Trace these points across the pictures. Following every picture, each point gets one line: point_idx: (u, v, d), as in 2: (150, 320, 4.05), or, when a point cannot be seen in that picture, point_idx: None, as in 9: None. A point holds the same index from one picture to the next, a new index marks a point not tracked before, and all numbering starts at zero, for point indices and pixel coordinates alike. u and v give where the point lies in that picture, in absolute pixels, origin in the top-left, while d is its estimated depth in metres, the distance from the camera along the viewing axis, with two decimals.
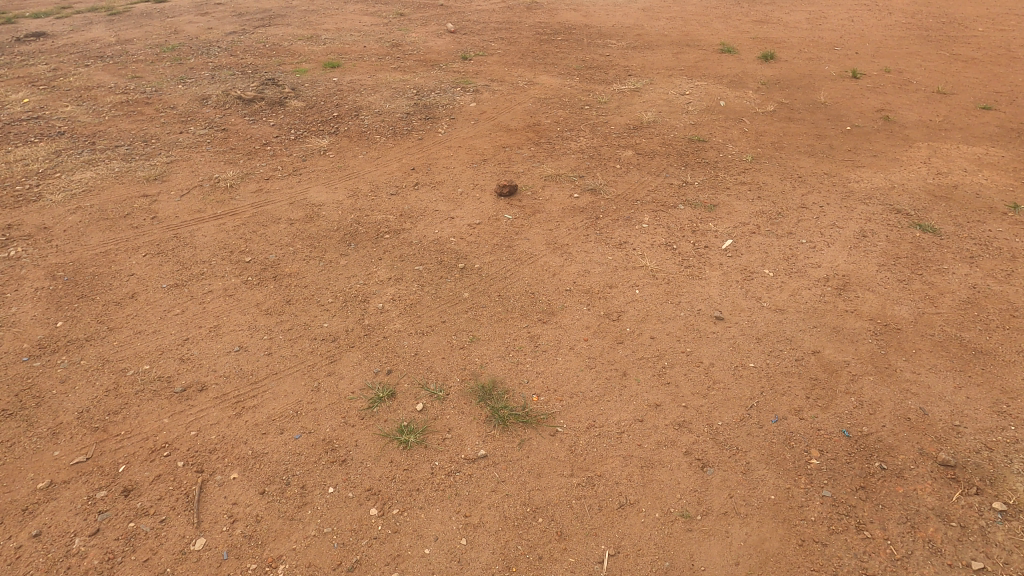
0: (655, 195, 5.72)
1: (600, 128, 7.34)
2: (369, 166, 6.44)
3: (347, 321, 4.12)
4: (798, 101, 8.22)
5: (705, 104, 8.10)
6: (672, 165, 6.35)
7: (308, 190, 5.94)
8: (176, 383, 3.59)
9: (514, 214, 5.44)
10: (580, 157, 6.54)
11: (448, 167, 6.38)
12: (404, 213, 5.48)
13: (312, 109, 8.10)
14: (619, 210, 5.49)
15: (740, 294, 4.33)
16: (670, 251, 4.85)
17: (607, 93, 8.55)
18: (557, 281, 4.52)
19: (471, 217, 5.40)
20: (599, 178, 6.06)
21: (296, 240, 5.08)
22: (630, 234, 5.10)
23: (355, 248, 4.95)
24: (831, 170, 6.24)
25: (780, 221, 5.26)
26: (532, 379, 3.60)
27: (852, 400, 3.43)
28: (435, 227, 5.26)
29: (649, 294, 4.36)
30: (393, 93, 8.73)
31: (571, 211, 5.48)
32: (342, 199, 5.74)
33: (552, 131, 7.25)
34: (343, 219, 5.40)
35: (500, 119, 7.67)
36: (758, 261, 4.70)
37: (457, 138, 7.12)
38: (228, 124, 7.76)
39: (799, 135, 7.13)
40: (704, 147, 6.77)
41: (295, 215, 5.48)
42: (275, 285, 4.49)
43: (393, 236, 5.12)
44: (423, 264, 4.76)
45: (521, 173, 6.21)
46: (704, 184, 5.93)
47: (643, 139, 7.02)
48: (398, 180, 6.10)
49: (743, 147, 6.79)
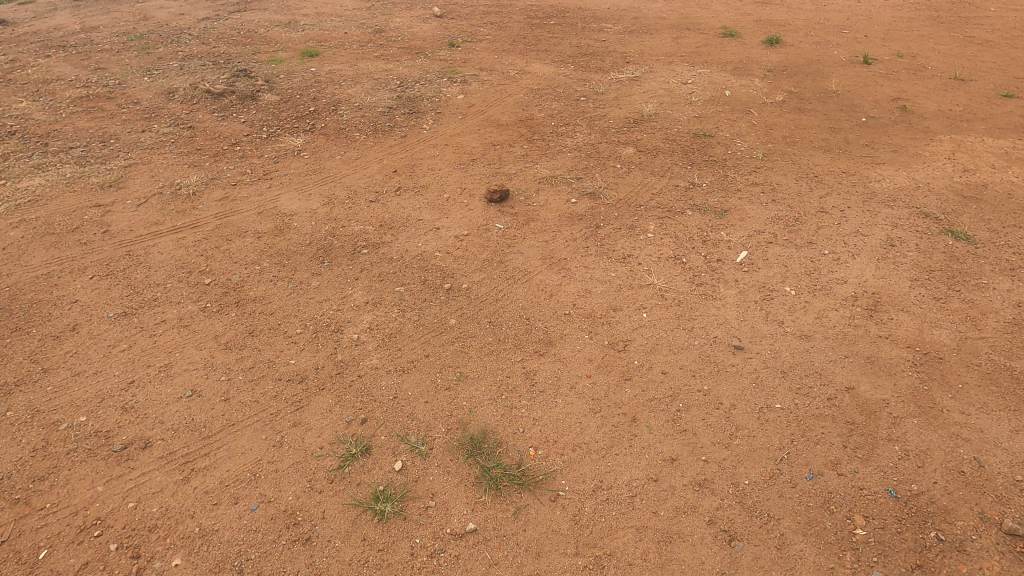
0: (660, 200, 5.23)
1: (597, 122, 6.80)
2: (347, 168, 5.90)
3: (317, 357, 3.63)
4: (808, 90, 7.69)
5: (710, 94, 7.57)
6: (676, 164, 5.85)
7: (279, 197, 5.39)
8: (114, 439, 3.09)
9: (506, 223, 4.94)
10: (576, 155, 6.02)
11: (433, 169, 5.85)
12: (384, 224, 4.96)
13: (287, 104, 7.50)
14: (621, 218, 4.99)
15: (760, 317, 3.87)
16: (679, 266, 4.37)
17: (604, 82, 7.99)
18: (554, 304, 4.04)
19: (459, 227, 4.89)
20: (598, 180, 5.55)
21: (262, 257, 4.56)
22: (634, 246, 4.61)
23: (328, 266, 4.44)
24: (849, 168, 5.76)
25: (798, 229, 4.78)
26: (528, 428, 3.14)
27: (896, 450, 2.99)
28: (418, 239, 4.75)
29: (657, 318, 3.89)
30: (375, 84, 8.14)
31: (569, 219, 4.98)
32: (316, 208, 5.21)
33: (546, 126, 6.72)
34: (316, 231, 4.88)
35: (490, 113, 7.11)
36: (777, 277, 4.23)
37: (443, 135, 6.57)
38: (195, 122, 7.16)
39: (811, 128, 6.63)
40: (711, 143, 6.26)
41: (262, 226, 4.95)
42: (237, 313, 3.98)
43: (372, 250, 4.61)
44: (404, 284, 4.26)
45: (513, 175, 5.69)
46: (713, 186, 5.43)
47: (644, 134, 6.49)
48: (378, 184, 5.57)
49: (752, 142, 6.29)
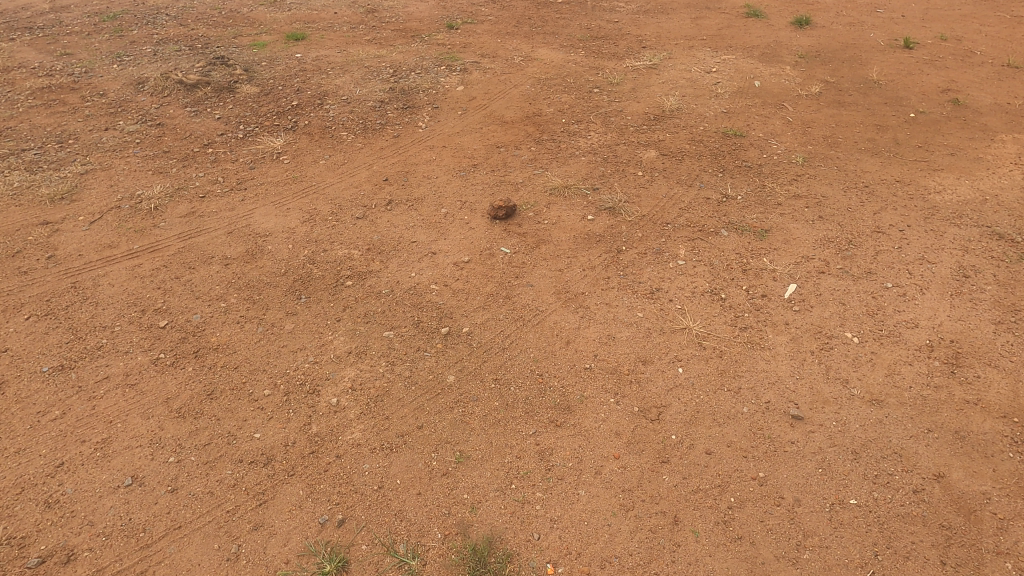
0: (690, 217, 4.55)
1: (613, 119, 6.07)
2: (331, 176, 5.21)
3: (287, 428, 3.00)
4: (846, 80, 6.93)
5: (737, 85, 6.81)
6: (705, 172, 5.16)
7: (252, 213, 4.72)
8: (31, 551, 2.51)
9: (513, 247, 4.28)
10: (591, 161, 5.32)
11: (429, 177, 5.16)
12: (372, 247, 4.30)
13: (267, 97, 6.76)
14: (646, 240, 4.32)
15: (820, 374, 3.22)
16: (717, 304, 3.72)
17: (619, 71, 7.21)
18: (572, 354, 3.40)
19: (459, 252, 4.23)
20: (617, 192, 4.86)
21: (230, 291, 3.91)
22: (662, 277, 3.95)
23: (305, 303, 3.80)
24: (904, 175, 5.05)
25: (853, 254, 4.12)
26: (545, 534, 2.54)
27: (1007, 568, 2.39)
28: (411, 267, 4.09)
29: (696, 374, 3.25)
30: (365, 72, 7.37)
31: (586, 241, 4.32)
32: (295, 226, 4.54)
33: (556, 124, 6.00)
34: (294, 257, 4.22)
35: (493, 108, 6.38)
36: (835, 318, 3.58)
37: (441, 134, 5.86)
38: (165, 118, 6.43)
39: (854, 126, 5.90)
40: (743, 145, 5.55)
41: (232, 251, 4.29)
42: (195, 368, 3.35)
43: (357, 282, 3.96)
44: (394, 327, 3.61)
45: (520, 185, 5.00)
46: (749, 199, 4.75)
47: (666, 134, 5.77)
48: (367, 196, 4.90)
49: (789, 144, 5.58)
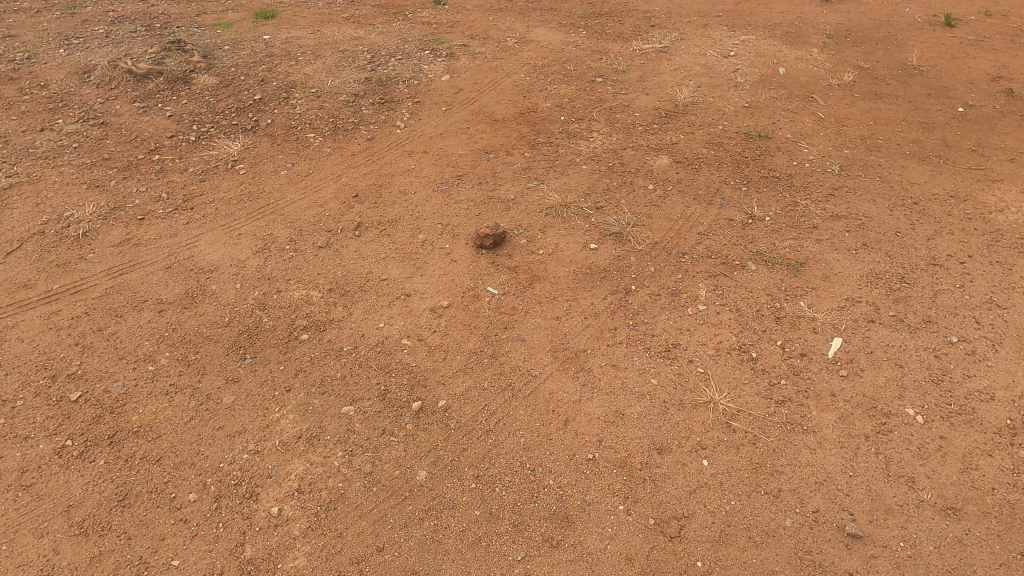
0: (709, 245, 3.88)
1: (619, 116, 5.31)
2: (293, 191, 4.50)
3: (214, 552, 2.40)
4: (882, 66, 6.12)
5: (759, 73, 6.01)
6: (726, 184, 4.44)
7: (197, 241, 4.03)
8: None
9: (502, 285, 3.61)
10: (593, 171, 4.61)
11: (406, 191, 4.46)
12: (335, 287, 3.63)
13: (227, 89, 5.97)
14: (659, 276, 3.65)
15: (878, 470, 2.60)
16: (747, 367, 3.08)
17: (626, 56, 6.40)
18: (572, 438, 2.78)
19: (437, 293, 3.57)
20: (624, 211, 4.17)
21: (161, 348, 3.26)
22: (680, 328, 3.30)
23: (250, 365, 3.15)
24: (958, 187, 4.35)
25: (907, 296, 3.45)
26: None
27: None
28: (379, 315, 3.43)
29: (725, 469, 2.63)
30: (340, 58, 6.55)
31: (587, 278, 3.65)
32: (245, 258, 3.86)
33: (554, 123, 5.25)
34: (241, 300, 3.56)
35: (482, 104, 5.61)
36: (892, 387, 2.95)
37: (422, 136, 5.12)
38: (109, 116, 5.66)
39: (895, 124, 5.14)
40: (769, 149, 4.82)
41: (168, 292, 3.62)
42: (107, 460, 2.72)
43: (314, 336, 3.31)
44: (355, 399, 2.97)
45: (511, 203, 4.30)
46: (779, 220, 4.06)
47: (679, 136, 5.03)
48: (333, 218, 4.21)
49: (822, 147, 4.85)
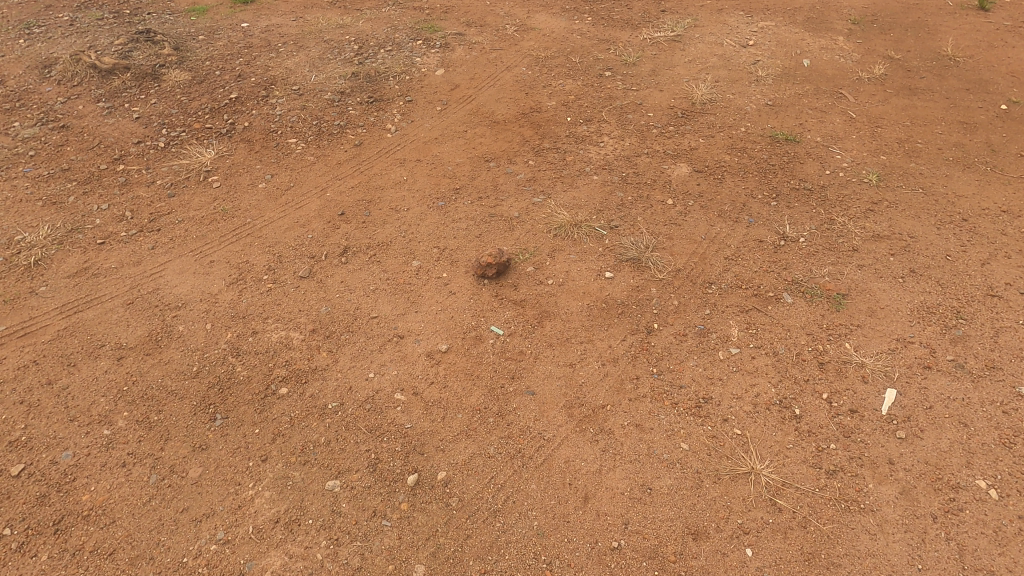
0: (739, 273, 3.46)
1: (631, 117, 4.84)
2: (272, 208, 4.04)
3: None
4: (914, 56, 5.64)
5: (781, 65, 5.52)
6: (753, 197, 4.01)
7: (162, 270, 3.58)
8: None
9: (507, 324, 3.20)
10: (605, 182, 4.17)
11: (398, 208, 4.01)
12: (318, 327, 3.21)
13: (201, 86, 5.44)
14: (684, 311, 3.24)
15: (951, 563, 2.24)
16: (790, 427, 2.69)
17: (636, 46, 5.89)
18: (593, 521, 2.40)
19: (434, 334, 3.15)
20: (641, 232, 3.74)
21: (118, 407, 2.85)
22: (711, 378, 2.91)
23: (220, 428, 2.75)
24: (1010, 200, 3.92)
25: (965, 335, 3.06)
26: None
27: None
28: (369, 362, 3.02)
29: (772, 560, 2.27)
30: (324, 49, 6.01)
31: (603, 314, 3.24)
32: (217, 292, 3.43)
33: (560, 125, 4.78)
34: (212, 344, 3.14)
35: (480, 102, 5.12)
36: (958, 453, 2.57)
37: (415, 141, 4.65)
38: (70, 118, 5.13)
39: (934, 125, 4.69)
40: (797, 156, 4.38)
41: (129, 335, 3.19)
42: (51, 555, 2.33)
43: (294, 390, 2.90)
44: (341, 471, 2.58)
45: (515, 222, 3.86)
46: (814, 242, 3.64)
47: (698, 140, 4.58)
48: (317, 241, 3.76)
49: (856, 152, 4.40)
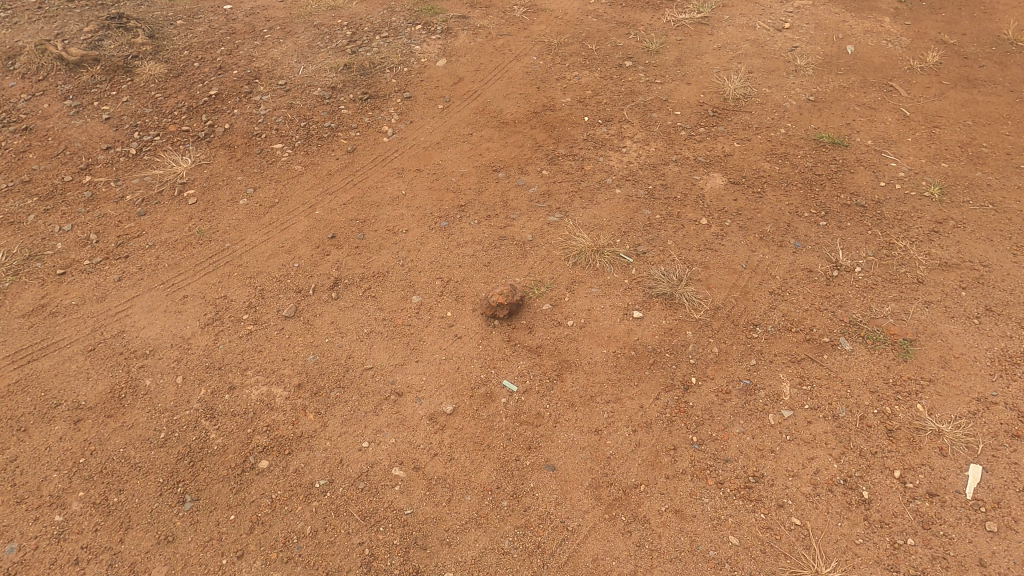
0: (787, 312, 3.01)
1: (656, 116, 4.32)
2: (254, 229, 3.59)
3: None
4: (971, 40, 5.04)
5: (821, 52, 4.95)
6: (799, 215, 3.52)
7: (129, 308, 3.16)
8: None
9: (521, 378, 2.78)
10: (629, 197, 3.69)
11: (397, 228, 3.55)
12: (304, 381, 2.80)
13: (178, 81, 4.92)
14: (725, 362, 2.81)
15: None
16: (857, 515, 2.28)
17: (659, 29, 5.30)
18: None
19: (437, 391, 2.74)
20: (672, 260, 3.28)
21: (72, 484, 2.46)
22: (760, 450, 2.49)
23: (190, 514, 2.36)
24: None
25: None
26: None
27: None
28: (363, 427, 2.62)
29: None
30: (314, 35, 5.45)
31: (633, 366, 2.81)
32: (191, 336, 3.01)
33: (576, 127, 4.27)
34: (183, 403, 2.73)
35: (486, 98, 4.59)
36: None
37: (414, 147, 4.16)
38: (33, 119, 4.63)
39: (1000, 124, 4.15)
40: (846, 163, 3.87)
41: (89, 391, 2.79)
42: None
43: (276, 464, 2.51)
44: (330, 571, 2.20)
45: (528, 247, 3.40)
46: (872, 273, 3.18)
47: (733, 144, 4.07)
48: (305, 270, 3.32)
49: (913, 159, 3.89)
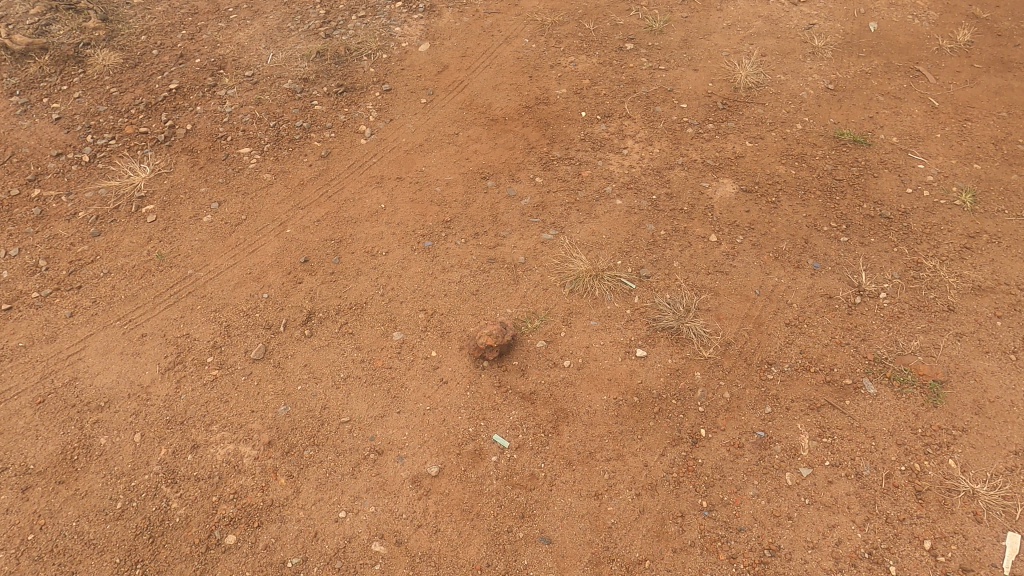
0: (805, 348, 2.74)
1: (660, 110, 3.93)
2: (219, 252, 3.27)
3: None
4: (1006, 14, 4.58)
5: (841, 30, 4.50)
6: (818, 230, 3.20)
7: (82, 350, 2.88)
8: None
9: (513, 431, 2.53)
10: (631, 209, 3.36)
11: (376, 250, 3.23)
12: (274, 438, 2.54)
13: (135, 73, 4.47)
14: (737, 409, 2.55)
15: None
16: None
17: (663, 4, 4.83)
18: None
19: (420, 449, 2.49)
20: (679, 286, 2.98)
21: (19, 567, 2.23)
22: (777, 516, 2.27)
23: None
24: None
25: None
26: None
27: None
28: (339, 493, 2.38)
29: None
30: (285, 14, 4.96)
31: (636, 415, 2.55)
32: (150, 384, 2.73)
33: (572, 124, 3.88)
34: (142, 466, 2.48)
35: (473, 90, 4.18)
36: None
37: (395, 150, 3.79)
38: None
39: None
40: (869, 165, 3.52)
41: (37, 453, 2.53)
42: None
43: (244, 540, 2.28)
44: None
45: (520, 271, 3.09)
46: (899, 299, 2.89)
47: (744, 142, 3.70)
48: (275, 302, 3.02)
49: (943, 159, 3.53)
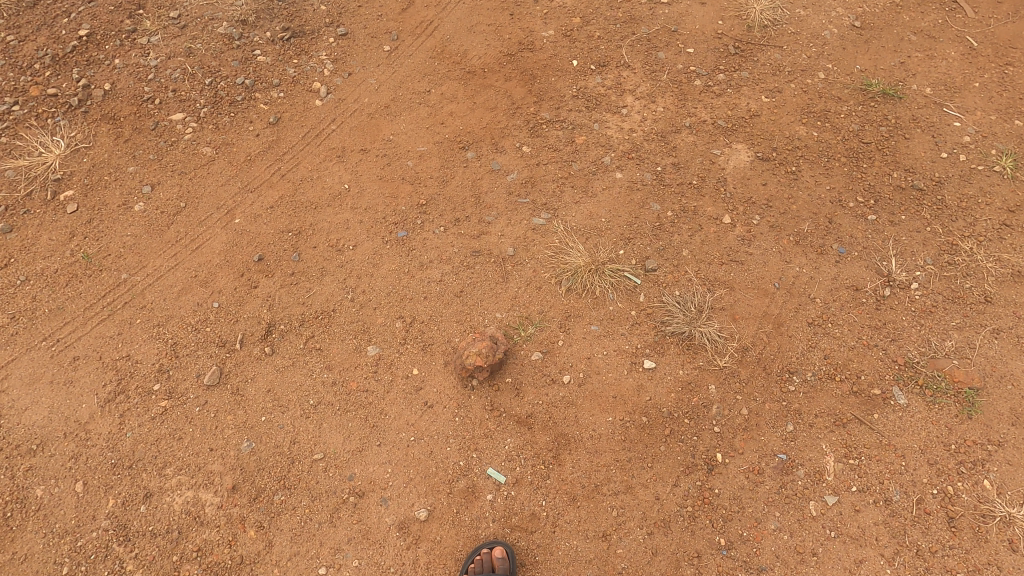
0: (830, 352, 2.46)
1: (664, 56, 3.39)
2: (157, 250, 2.79)
3: None
4: None
5: None
6: (842, 206, 2.84)
7: (5, 380, 2.47)
8: None
9: (509, 463, 2.26)
10: (633, 185, 2.93)
11: (342, 243, 2.79)
12: (239, 482, 2.24)
13: (35, 15, 3.60)
14: (756, 428, 2.31)
15: None
16: None
17: None
18: None
19: (406, 488, 2.22)
20: (689, 280, 2.64)
21: None
22: (800, 552, 2.08)
23: None
24: None
25: None
26: None
27: None
28: (317, 546, 2.12)
29: None
30: None
31: (645, 439, 2.29)
32: (89, 421, 2.37)
33: (562, 76, 3.34)
34: (87, 522, 2.17)
35: (446, 33, 3.56)
36: None
37: (356, 114, 3.24)
38: None
39: None
40: (899, 123, 3.11)
41: None
42: None
43: None
44: None
45: (509, 265, 2.71)
46: (932, 290, 2.60)
47: (759, 97, 3.23)
48: (227, 312, 2.61)
49: (981, 115, 3.13)
